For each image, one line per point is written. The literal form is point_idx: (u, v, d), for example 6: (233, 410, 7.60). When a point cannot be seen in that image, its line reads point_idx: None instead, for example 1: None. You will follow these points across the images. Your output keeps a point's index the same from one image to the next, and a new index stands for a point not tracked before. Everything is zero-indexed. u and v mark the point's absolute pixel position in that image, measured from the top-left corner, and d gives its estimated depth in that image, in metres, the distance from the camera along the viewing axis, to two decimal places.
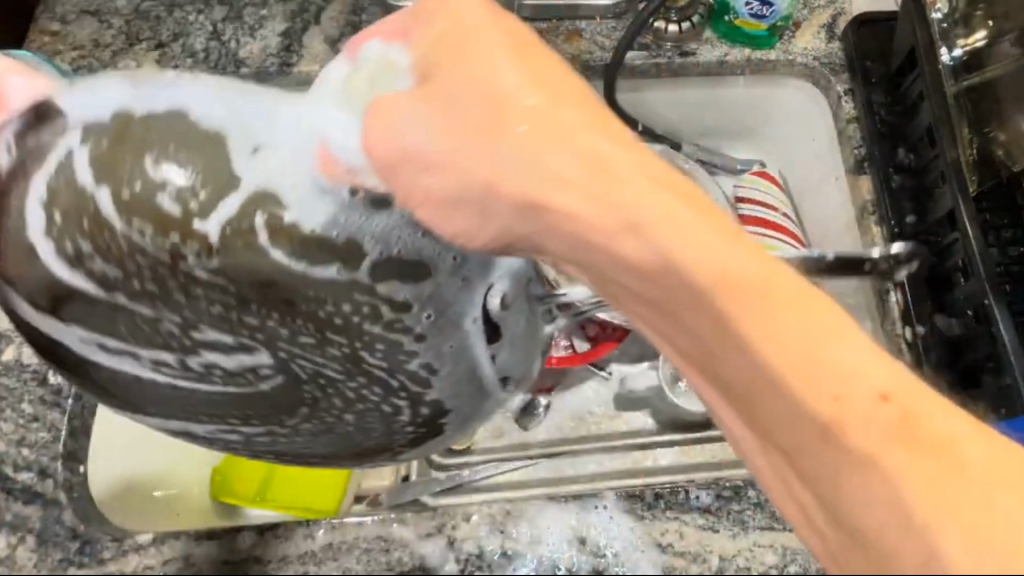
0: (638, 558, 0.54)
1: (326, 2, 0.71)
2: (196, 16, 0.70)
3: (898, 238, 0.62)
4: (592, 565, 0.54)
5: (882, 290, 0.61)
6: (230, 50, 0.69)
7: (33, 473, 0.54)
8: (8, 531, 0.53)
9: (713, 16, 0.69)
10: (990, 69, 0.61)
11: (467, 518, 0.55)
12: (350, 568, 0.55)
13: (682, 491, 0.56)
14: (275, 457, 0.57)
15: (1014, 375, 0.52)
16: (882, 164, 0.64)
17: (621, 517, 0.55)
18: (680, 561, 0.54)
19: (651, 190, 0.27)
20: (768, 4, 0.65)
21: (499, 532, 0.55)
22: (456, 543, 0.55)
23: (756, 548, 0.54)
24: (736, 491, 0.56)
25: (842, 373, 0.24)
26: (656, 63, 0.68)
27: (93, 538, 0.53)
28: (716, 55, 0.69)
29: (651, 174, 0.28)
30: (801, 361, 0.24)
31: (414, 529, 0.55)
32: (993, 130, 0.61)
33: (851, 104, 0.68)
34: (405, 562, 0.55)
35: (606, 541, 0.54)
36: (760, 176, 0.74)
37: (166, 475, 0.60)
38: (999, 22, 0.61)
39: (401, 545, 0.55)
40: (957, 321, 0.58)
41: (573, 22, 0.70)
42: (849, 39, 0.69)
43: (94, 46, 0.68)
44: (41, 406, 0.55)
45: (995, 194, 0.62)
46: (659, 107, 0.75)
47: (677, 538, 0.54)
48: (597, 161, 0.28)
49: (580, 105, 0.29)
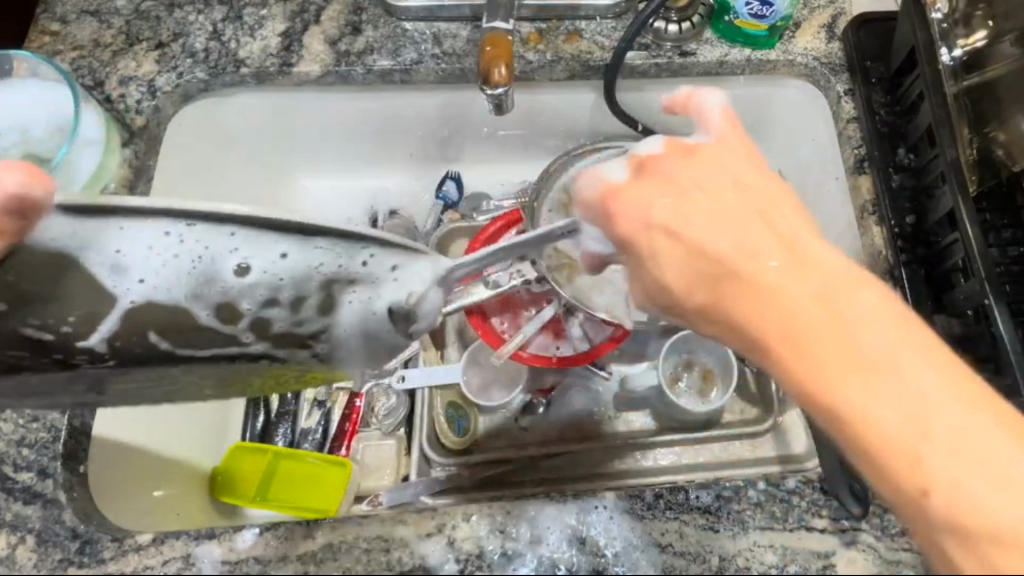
0: (638, 558, 0.53)
1: (326, 3, 0.71)
2: (196, 16, 0.70)
3: (898, 238, 0.62)
4: (592, 565, 0.52)
5: (882, 290, 0.61)
6: (230, 51, 0.69)
7: (33, 474, 0.54)
8: (6, 532, 0.52)
9: (713, 16, 0.69)
10: (990, 69, 0.61)
11: (468, 518, 0.54)
12: (350, 569, 0.51)
13: (682, 492, 0.56)
14: (277, 451, 0.63)
15: (1014, 375, 0.52)
16: (882, 164, 0.64)
17: (621, 517, 0.54)
18: (680, 561, 0.53)
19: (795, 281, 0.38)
20: (768, 4, 0.64)
21: (499, 533, 0.54)
22: (457, 543, 0.53)
23: (756, 548, 0.53)
24: (736, 491, 0.56)
25: (890, 370, 0.36)
26: (656, 64, 0.68)
27: (93, 537, 0.52)
28: (716, 55, 0.68)
29: (752, 250, 0.39)
30: (875, 372, 0.36)
31: (414, 529, 0.53)
32: (993, 130, 0.61)
33: (851, 104, 0.67)
34: (406, 563, 0.52)
35: (607, 541, 0.53)
36: None
37: (176, 465, 0.64)
38: (999, 22, 0.61)
39: (401, 545, 0.52)
40: (956, 321, 0.58)
41: (572, 23, 0.70)
42: (849, 40, 0.69)
43: (94, 46, 0.68)
44: (40, 406, 0.55)
45: (995, 194, 0.63)
46: (659, 108, 0.75)
47: (677, 538, 0.54)
48: (750, 259, 0.39)
49: (681, 203, 0.42)
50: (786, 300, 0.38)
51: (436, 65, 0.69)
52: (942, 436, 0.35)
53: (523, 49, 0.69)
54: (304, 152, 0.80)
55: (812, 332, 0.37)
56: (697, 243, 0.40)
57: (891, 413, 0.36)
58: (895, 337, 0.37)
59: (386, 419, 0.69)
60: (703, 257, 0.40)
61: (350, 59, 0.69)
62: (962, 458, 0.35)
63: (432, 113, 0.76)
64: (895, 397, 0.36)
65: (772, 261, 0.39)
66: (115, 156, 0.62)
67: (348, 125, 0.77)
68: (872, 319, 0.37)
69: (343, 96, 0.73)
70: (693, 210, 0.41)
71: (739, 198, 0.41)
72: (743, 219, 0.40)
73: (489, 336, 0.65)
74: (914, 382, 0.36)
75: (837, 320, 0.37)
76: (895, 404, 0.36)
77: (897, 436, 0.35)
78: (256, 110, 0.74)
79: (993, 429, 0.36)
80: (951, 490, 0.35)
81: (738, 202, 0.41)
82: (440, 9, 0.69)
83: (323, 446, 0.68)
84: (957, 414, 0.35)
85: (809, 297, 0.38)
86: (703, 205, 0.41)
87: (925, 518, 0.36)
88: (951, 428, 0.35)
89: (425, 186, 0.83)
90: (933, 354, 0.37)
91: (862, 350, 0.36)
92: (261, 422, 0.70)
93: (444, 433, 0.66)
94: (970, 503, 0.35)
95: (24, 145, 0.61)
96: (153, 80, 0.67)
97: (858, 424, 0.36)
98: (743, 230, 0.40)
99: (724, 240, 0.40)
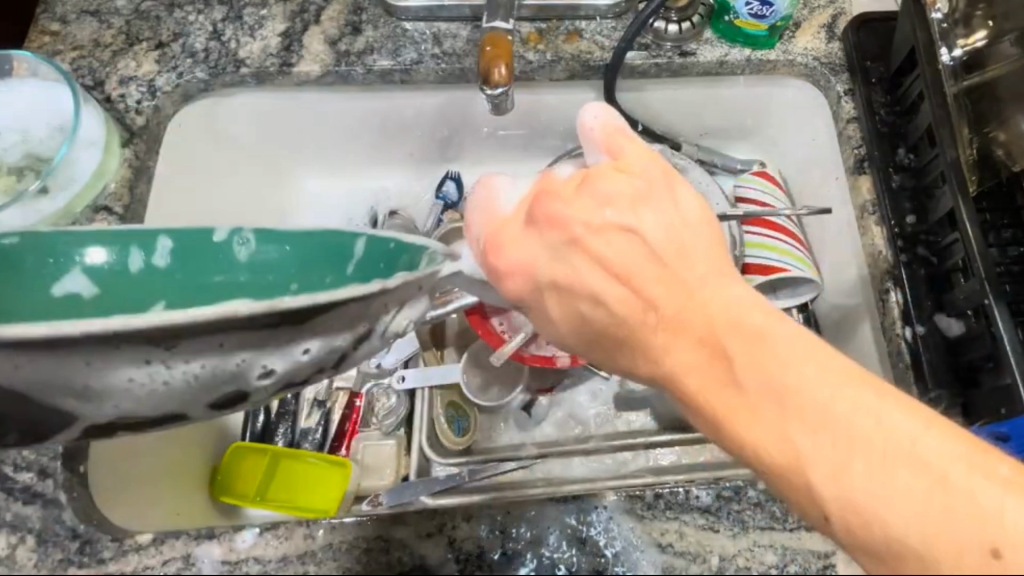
0: (637, 558, 0.53)
1: (326, 3, 0.71)
2: (196, 16, 0.70)
3: (898, 238, 0.62)
4: (592, 565, 0.53)
5: (881, 290, 0.61)
6: (230, 51, 0.69)
7: (32, 473, 0.53)
8: (6, 532, 0.52)
9: (713, 16, 0.69)
10: (990, 69, 0.61)
11: (468, 518, 0.53)
12: (350, 569, 0.52)
13: (682, 492, 0.55)
14: (277, 451, 0.63)
15: (1014, 375, 0.51)
16: (882, 164, 0.64)
17: (621, 517, 0.54)
18: (679, 561, 0.53)
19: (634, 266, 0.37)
20: (768, 4, 0.64)
21: (499, 533, 0.53)
22: (457, 543, 0.53)
23: (755, 548, 0.53)
24: (736, 491, 0.54)
25: (807, 402, 0.32)
26: (657, 64, 0.68)
27: (94, 537, 0.52)
28: (717, 55, 0.68)
29: (611, 270, 0.37)
30: (784, 400, 0.32)
31: (414, 529, 0.53)
32: (993, 130, 0.61)
33: (851, 104, 0.67)
34: (406, 562, 0.52)
35: (607, 541, 0.53)
36: (759, 175, 0.74)
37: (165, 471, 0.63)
38: (998, 22, 0.60)
39: (400, 545, 0.53)
40: (957, 321, 0.58)
41: (572, 22, 0.70)
42: (849, 40, 0.69)
43: (94, 46, 0.68)
44: None
45: (995, 195, 0.63)
46: (659, 108, 0.75)
47: (677, 538, 0.54)
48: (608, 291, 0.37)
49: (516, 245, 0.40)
50: (666, 317, 0.36)
51: (436, 65, 0.69)
52: (855, 482, 0.30)
53: (523, 50, 0.69)
54: (305, 152, 0.80)
55: (707, 357, 0.34)
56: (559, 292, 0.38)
57: (807, 439, 0.31)
58: (814, 365, 0.32)
59: (386, 419, 0.69)
60: (564, 285, 0.39)
61: (350, 59, 0.69)
62: (861, 464, 0.30)
63: (432, 113, 0.76)
64: (796, 425, 0.32)
65: (651, 289, 0.36)
66: (115, 156, 0.63)
67: (348, 125, 0.77)
68: (758, 332, 0.34)
69: (344, 96, 0.73)
70: (552, 272, 0.39)
71: (615, 227, 0.39)
72: (586, 242, 0.37)
73: (489, 335, 0.66)
74: (847, 462, 0.30)
75: (753, 359, 0.33)
76: (755, 436, 0.33)
77: (819, 472, 0.31)
78: (256, 110, 0.73)
79: (924, 485, 0.30)
80: (840, 489, 0.30)
81: (621, 223, 0.39)
82: (440, 9, 0.69)
83: (323, 446, 0.69)
84: (874, 420, 0.31)
85: (684, 310, 0.36)
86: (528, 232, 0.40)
87: (839, 539, 0.31)
88: (860, 419, 0.31)
89: (425, 187, 0.83)
90: (863, 398, 0.31)
91: (748, 392, 0.33)
92: (261, 422, 0.69)
93: (444, 433, 0.67)
94: (884, 496, 0.30)
95: (25, 145, 0.61)
96: (153, 81, 0.67)
97: (783, 464, 0.32)
98: (653, 265, 0.37)
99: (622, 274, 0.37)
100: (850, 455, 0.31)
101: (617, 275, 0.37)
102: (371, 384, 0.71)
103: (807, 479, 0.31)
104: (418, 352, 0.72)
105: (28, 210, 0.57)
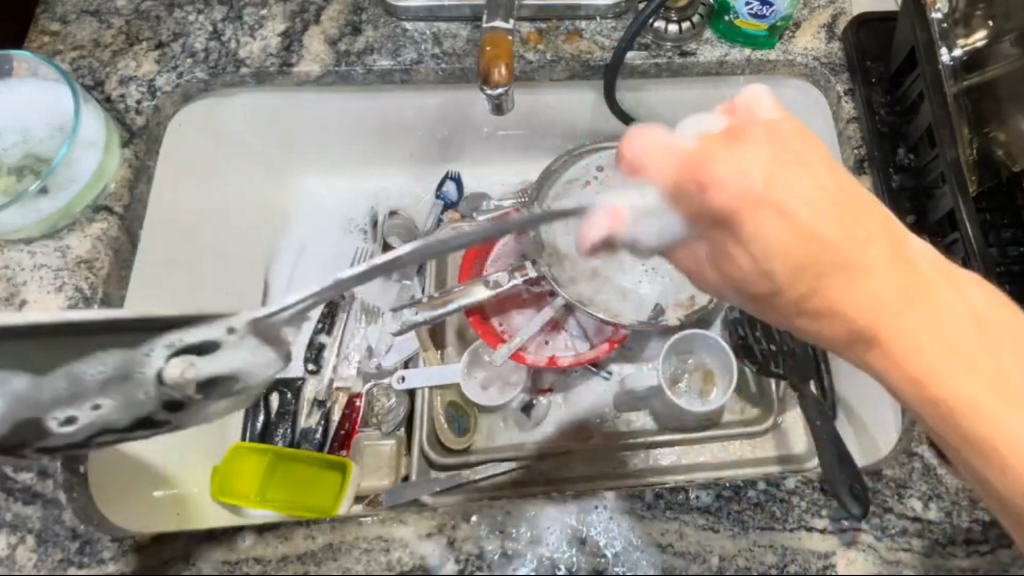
0: (638, 558, 0.53)
1: (326, 3, 0.71)
2: (196, 16, 0.70)
3: None
4: (592, 565, 0.52)
5: None
6: (230, 51, 0.69)
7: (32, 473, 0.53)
8: (6, 532, 0.52)
9: (713, 15, 0.69)
10: (990, 69, 0.61)
11: (468, 518, 0.53)
12: (351, 569, 0.51)
13: (681, 493, 0.54)
14: (277, 451, 0.63)
15: None
16: (882, 164, 0.64)
17: (621, 516, 0.53)
18: (680, 561, 0.53)
19: (829, 186, 0.37)
20: (768, 4, 0.64)
21: (499, 533, 0.53)
22: (456, 544, 0.52)
23: (755, 548, 0.53)
24: (736, 491, 0.54)
25: (975, 320, 0.38)
26: (657, 64, 0.68)
27: (94, 537, 0.52)
28: (717, 55, 0.68)
29: (845, 204, 0.37)
30: (955, 344, 0.37)
31: (414, 529, 0.53)
32: (993, 130, 0.61)
33: (851, 104, 0.67)
34: (406, 563, 0.51)
35: (607, 541, 0.53)
36: None
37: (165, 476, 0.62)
38: (999, 22, 0.60)
39: (401, 545, 0.52)
40: None
41: (572, 22, 0.70)
42: (849, 39, 0.69)
43: (94, 46, 0.68)
44: None
45: (995, 194, 0.63)
46: (659, 108, 0.75)
47: (677, 538, 0.53)
48: (814, 215, 0.37)
49: (758, 150, 0.37)
50: (865, 247, 0.37)
51: (436, 65, 0.69)
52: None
53: (523, 50, 0.69)
54: (307, 153, 0.80)
55: (895, 295, 0.37)
56: (800, 221, 0.37)
57: (959, 367, 0.37)
58: (959, 291, 0.38)
59: (386, 419, 0.69)
60: (735, 207, 0.37)
61: (350, 59, 0.69)
62: (1021, 405, 0.37)
63: (432, 113, 0.76)
64: (973, 353, 0.37)
65: (830, 230, 0.37)
66: (115, 156, 0.63)
67: (348, 126, 0.77)
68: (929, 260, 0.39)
69: (344, 96, 0.73)
70: (749, 162, 0.37)
71: (789, 142, 0.38)
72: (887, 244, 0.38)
73: (489, 336, 0.68)
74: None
75: (902, 291, 0.37)
76: (954, 359, 0.37)
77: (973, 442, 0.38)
78: (256, 110, 0.74)
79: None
80: (1007, 422, 0.36)
81: (800, 145, 0.38)
82: (440, 9, 0.69)
83: (323, 447, 0.69)
84: (1021, 346, 0.37)
85: (892, 263, 0.37)
86: (740, 149, 0.37)
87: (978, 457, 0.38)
88: (1015, 349, 0.37)
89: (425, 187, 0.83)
90: (982, 318, 0.38)
91: (908, 320, 0.37)
92: (261, 422, 0.69)
93: (444, 432, 0.68)
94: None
95: (25, 145, 0.61)
96: (153, 81, 0.67)
97: (923, 379, 0.37)
98: (846, 200, 0.38)
99: (801, 206, 0.37)
100: (1018, 371, 0.37)
101: (829, 184, 0.38)
102: (371, 385, 0.72)
103: (971, 422, 0.37)
104: (418, 352, 0.73)
105: (28, 210, 0.57)
